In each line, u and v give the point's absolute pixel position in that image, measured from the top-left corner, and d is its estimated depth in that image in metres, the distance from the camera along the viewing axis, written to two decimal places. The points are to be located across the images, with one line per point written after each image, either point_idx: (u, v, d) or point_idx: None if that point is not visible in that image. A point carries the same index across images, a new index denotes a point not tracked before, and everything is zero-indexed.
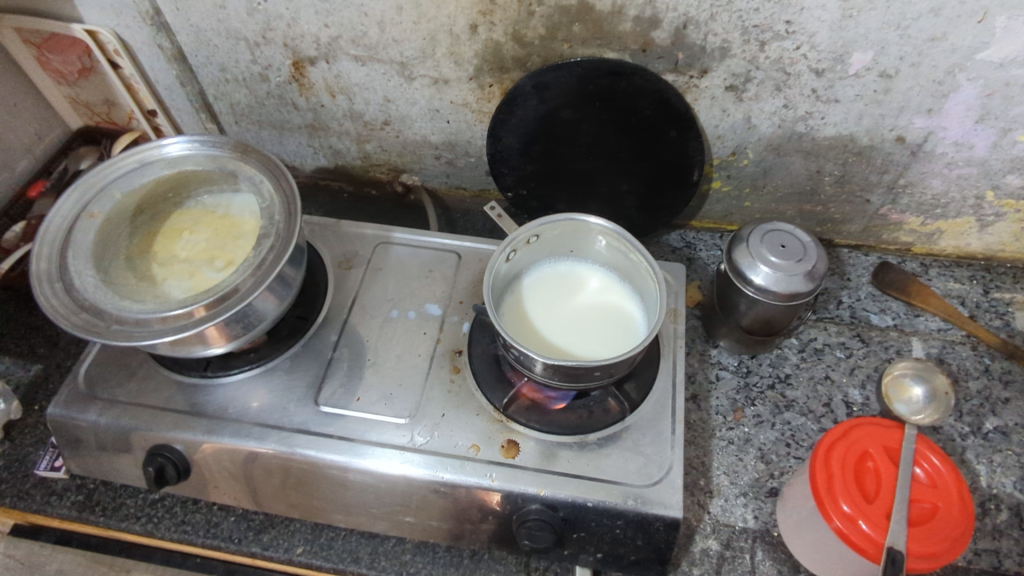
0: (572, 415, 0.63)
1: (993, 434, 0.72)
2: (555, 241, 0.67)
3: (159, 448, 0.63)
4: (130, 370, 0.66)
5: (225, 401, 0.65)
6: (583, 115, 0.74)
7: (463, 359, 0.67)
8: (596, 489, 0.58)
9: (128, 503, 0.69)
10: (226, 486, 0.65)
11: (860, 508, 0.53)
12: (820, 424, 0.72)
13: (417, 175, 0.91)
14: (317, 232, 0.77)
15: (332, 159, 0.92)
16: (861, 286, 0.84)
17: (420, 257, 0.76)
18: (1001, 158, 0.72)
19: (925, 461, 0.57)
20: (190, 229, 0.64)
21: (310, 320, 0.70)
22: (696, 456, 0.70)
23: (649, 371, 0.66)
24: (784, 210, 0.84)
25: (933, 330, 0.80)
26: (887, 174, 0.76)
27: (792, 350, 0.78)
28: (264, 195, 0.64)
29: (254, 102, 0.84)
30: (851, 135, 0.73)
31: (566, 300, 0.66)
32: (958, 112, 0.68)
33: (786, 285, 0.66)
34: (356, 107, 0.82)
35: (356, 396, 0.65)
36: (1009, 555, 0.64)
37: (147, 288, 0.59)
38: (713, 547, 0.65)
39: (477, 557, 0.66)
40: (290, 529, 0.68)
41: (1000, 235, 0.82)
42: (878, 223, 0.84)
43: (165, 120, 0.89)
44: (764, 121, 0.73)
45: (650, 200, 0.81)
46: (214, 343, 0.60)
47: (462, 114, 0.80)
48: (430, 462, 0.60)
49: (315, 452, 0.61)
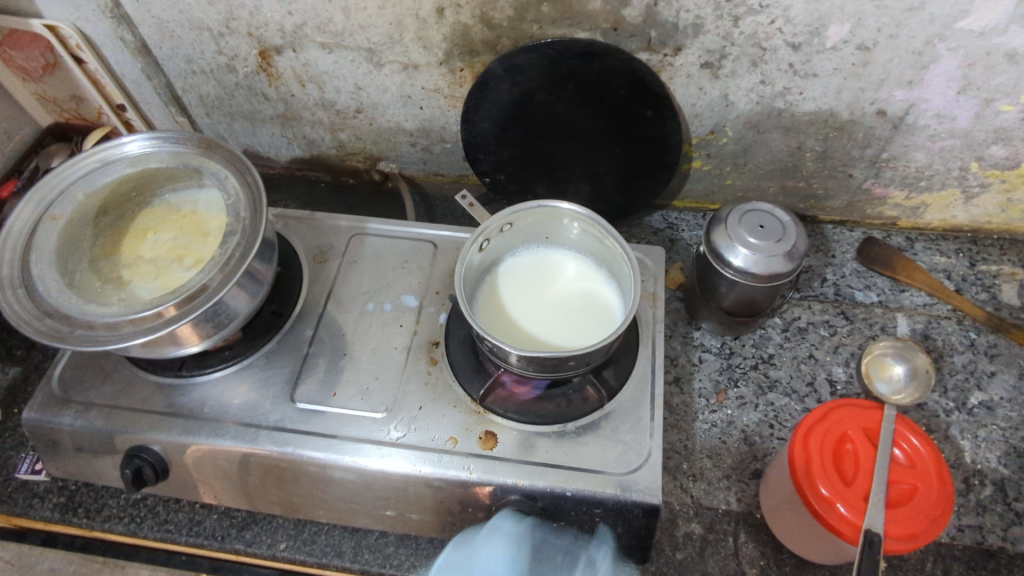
0: (550, 405, 0.62)
1: (978, 409, 0.71)
2: (529, 228, 0.66)
3: (137, 450, 0.62)
4: (105, 373, 0.66)
5: (202, 400, 0.64)
6: (557, 98, 0.72)
7: (440, 351, 0.67)
8: (575, 478, 0.58)
9: (111, 504, 0.69)
10: (209, 486, 0.65)
11: (838, 491, 0.53)
12: (804, 404, 0.72)
13: (394, 163, 0.90)
14: (291, 225, 0.76)
15: (308, 149, 0.91)
16: (846, 263, 0.83)
17: (395, 248, 0.75)
18: (985, 129, 0.70)
19: (904, 442, 0.57)
20: (156, 228, 0.63)
21: (285, 315, 0.69)
22: (678, 440, 0.70)
23: (628, 357, 0.65)
24: (767, 187, 0.83)
25: (918, 305, 0.79)
26: (869, 148, 0.75)
27: (775, 330, 0.77)
28: (230, 191, 0.63)
29: (223, 94, 0.83)
30: (831, 110, 0.71)
31: (542, 288, 0.65)
32: (939, 83, 0.66)
33: (765, 266, 0.65)
34: (327, 96, 0.80)
35: (333, 392, 0.64)
36: (992, 530, 0.64)
37: (114, 290, 0.58)
38: (697, 530, 0.65)
39: None
40: (272, 525, 0.68)
41: (986, 206, 0.80)
42: (862, 199, 0.82)
43: (135, 114, 0.87)
44: (742, 98, 0.71)
45: (630, 181, 0.80)
46: (187, 342, 0.59)
47: (435, 99, 0.78)
48: (409, 455, 0.60)
49: (293, 449, 0.61)
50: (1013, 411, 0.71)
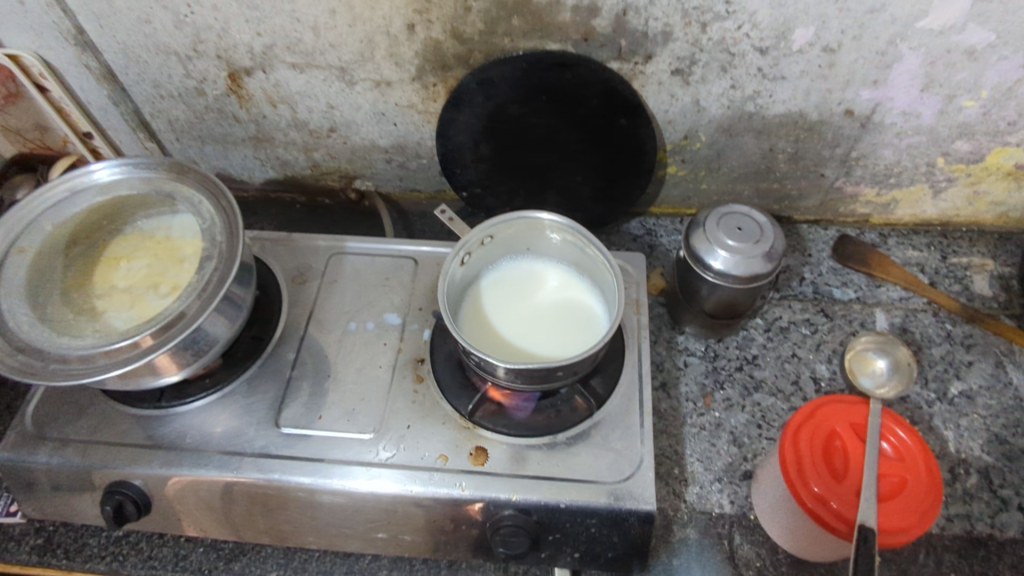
0: (540, 416, 0.62)
1: (958, 399, 0.72)
2: (509, 240, 0.66)
3: (116, 485, 0.61)
4: (80, 407, 0.64)
5: (183, 430, 0.62)
6: (531, 109, 0.72)
7: (426, 368, 0.66)
8: (569, 490, 0.58)
9: (91, 544, 0.67)
10: (194, 519, 0.63)
11: (830, 488, 0.53)
12: (790, 402, 0.72)
13: (370, 181, 0.90)
14: (268, 247, 0.75)
15: (281, 171, 0.90)
16: (822, 261, 0.85)
17: (375, 266, 0.74)
18: (949, 125, 0.72)
19: (891, 435, 0.58)
20: (129, 256, 0.62)
21: (266, 339, 0.68)
22: (669, 445, 0.70)
23: (615, 364, 0.65)
24: (741, 190, 0.84)
25: (895, 299, 0.81)
26: (838, 148, 0.76)
27: (758, 331, 0.78)
28: (204, 215, 0.62)
29: (193, 118, 0.82)
30: (800, 112, 0.72)
31: (526, 300, 0.65)
32: (903, 81, 0.68)
33: (745, 268, 0.65)
34: (299, 116, 0.80)
35: (318, 415, 0.63)
36: (980, 518, 0.65)
37: (88, 321, 0.56)
38: (692, 535, 0.65)
39: (455, 566, 0.65)
40: (262, 555, 0.67)
41: (953, 200, 0.82)
42: (835, 197, 0.84)
43: (103, 141, 0.85)
44: (713, 103, 0.72)
45: (607, 190, 0.80)
46: (164, 371, 0.58)
47: (409, 116, 0.78)
48: (399, 476, 0.59)
49: (280, 475, 0.59)
50: (992, 399, 0.72)
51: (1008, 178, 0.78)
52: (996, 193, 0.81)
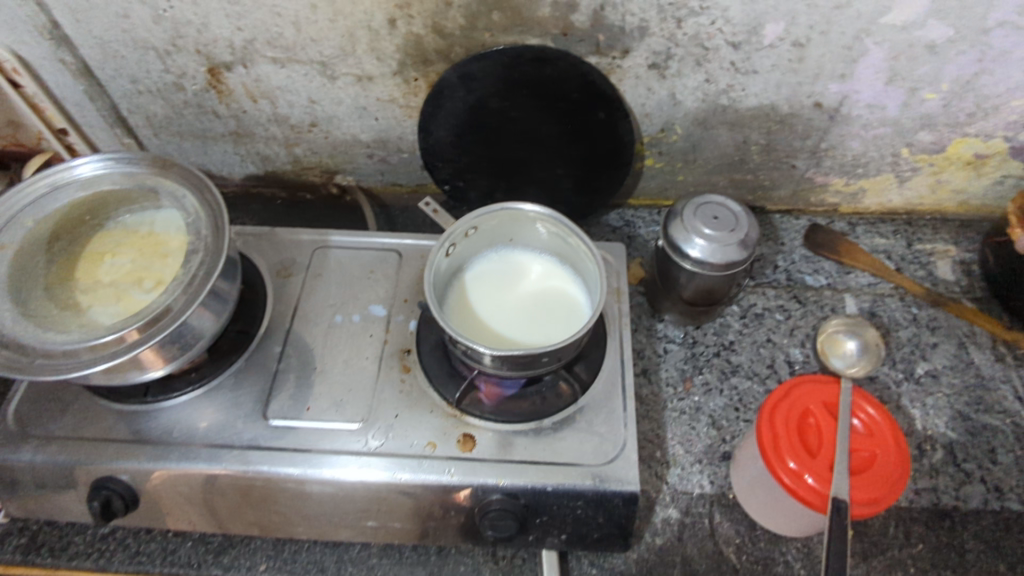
0: (526, 403, 0.63)
1: (924, 378, 0.76)
2: (493, 231, 0.67)
3: (104, 481, 0.60)
4: (64, 404, 0.64)
5: (170, 424, 0.62)
6: (512, 103, 0.74)
7: (412, 358, 0.67)
8: (555, 473, 0.59)
9: (77, 541, 0.67)
10: (182, 513, 0.63)
11: (805, 464, 0.56)
12: (765, 385, 0.75)
13: (352, 175, 0.90)
14: (251, 242, 0.75)
15: (262, 166, 0.90)
16: (795, 249, 0.87)
17: (360, 259, 0.75)
18: (912, 116, 0.75)
19: (860, 413, 0.60)
20: (113, 252, 0.62)
21: (251, 333, 0.68)
22: (650, 429, 0.72)
23: (597, 351, 0.67)
24: (716, 181, 0.86)
25: (864, 285, 0.84)
26: (809, 139, 0.79)
27: (734, 317, 0.81)
28: (188, 209, 0.62)
29: (172, 113, 0.81)
30: (772, 105, 0.75)
31: (510, 289, 0.66)
32: (869, 75, 0.70)
33: (721, 255, 0.67)
34: (280, 111, 0.80)
35: (306, 406, 0.64)
36: (945, 491, 0.68)
37: (73, 317, 0.56)
38: (673, 515, 0.67)
39: (444, 552, 0.67)
40: (251, 547, 0.67)
41: (918, 189, 0.86)
42: (806, 187, 0.87)
43: (78, 138, 0.84)
44: (689, 97, 0.75)
45: (587, 182, 0.82)
46: (151, 366, 0.58)
47: (391, 110, 0.79)
48: (388, 464, 0.60)
49: (269, 466, 0.60)
50: (955, 378, 0.76)
51: (969, 167, 0.82)
52: (958, 181, 0.84)
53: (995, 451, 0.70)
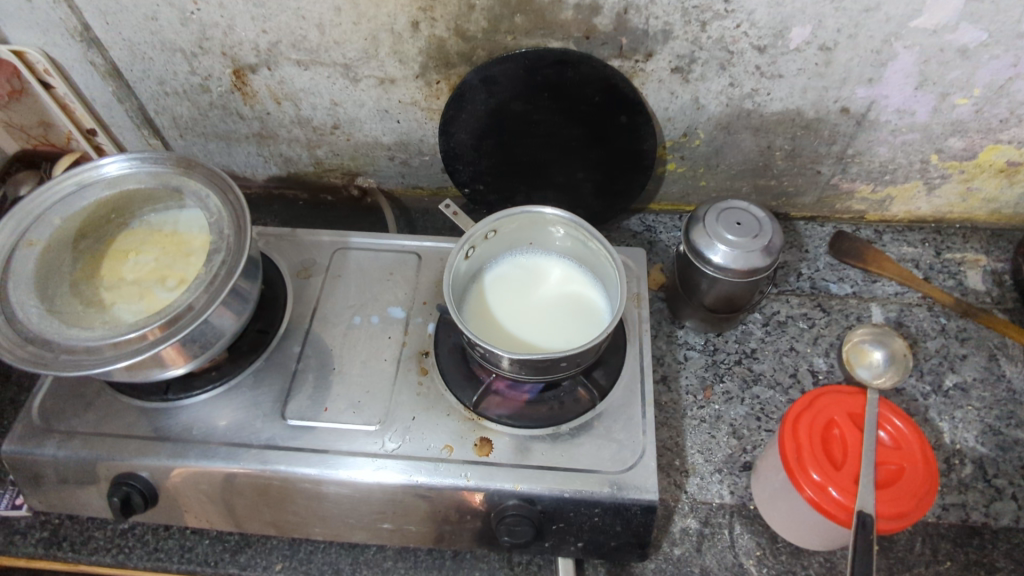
0: (543, 408, 0.63)
1: (953, 391, 0.74)
2: (512, 234, 0.67)
3: (124, 477, 0.61)
4: (87, 400, 0.64)
5: (190, 422, 0.63)
6: (533, 106, 0.73)
7: (430, 361, 0.67)
8: (572, 479, 0.59)
9: (97, 536, 0.68)
10: (200, 511, 0.64)
11: (830, 476, 0.54)
12: (788, 395, 0.74)
13: (373, 178, 0.90)
14: (273, 242, 0.76)
15: (285, 168, 0.90)
16: (819, 257, 0.86)
17: (379, 261, 0.75)
18: (942, 122, 0.73)
19: (888, 424, 0.58)
20: (136, 250, 0.62)
21: (271, 333, 0.68)
22: (669, 437, 0.71)
23: (617, 357, 0.66)
24: (740, 186, 0.85)
25: (890, 294, 0.82)
26: (835, 144, 0.78)
27: (756, 325, 0.79)
28: (212, 209, 0.63)
29: (197, 115, 0.82)
30: (797, 109, 0.74)
31: (529, 293, 0.65)
32: (898, 80, 0.69)
33: (744, 262, 0.66)
34: (303, 113, 0.80)
35: (323, 407, 0.64)
36: (975, 508, 0.66)
37: (96, 314, 0.57)
38: (692, 525, 0.66)
39: (460, 557, 0.66)
40: (267, 546, 0.67)
41: (947, 197, 0.84)
42: (831, 194, 0.85)
43: (106, 138, 0.86)
44: (712, 101, 0.74)
45: (608, 186, 0.81)
46: (172, 364, 0.58)
47: (412, 112, 0.79)
48: (404, 466, 0.59)
49: (287, 466, 0.60)
50: (985, 391, 0.74)
51: (1001, 175, 0.80)
52: (989, 190, 0.82)
53: None
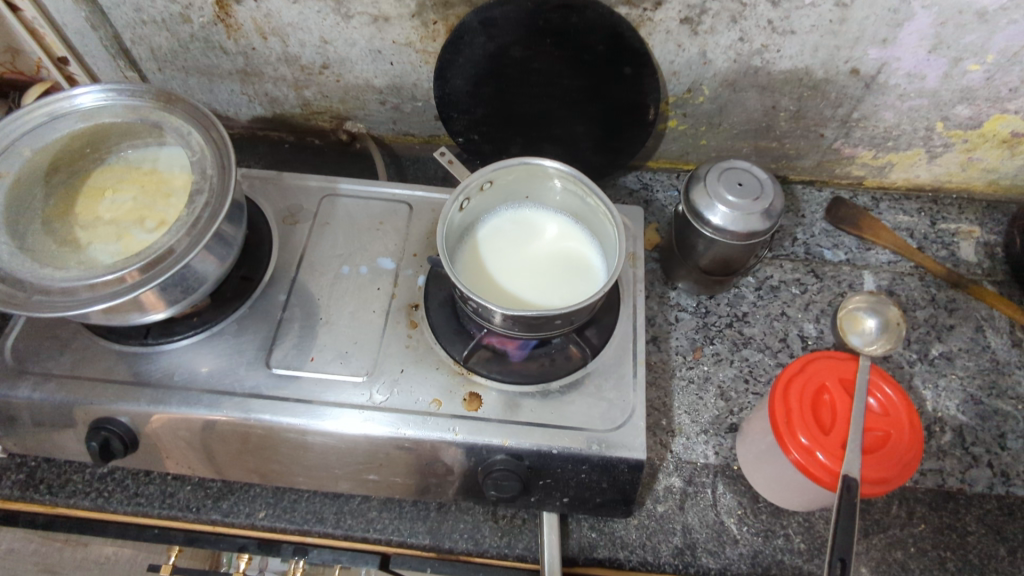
0: (534, 364, 0.62)
1: (938, 360, 0.74)
2: (509, 186, 0.65)
3: (102, 422, 0.59)
4: (63, 342, 0.62)
5: (171, 368, 0.61)
6: (534, 53, 0.70)
7: (420, 314, 0.65)
8: (561, 436, 0.58)
9: (75, 479, 0.67)
10: (181, 458, 0.63)
11: (818, 440, 0.54)
12: (777, 359, 0.74)
13: (362, 122, 0.87)
14: (257, 186, 0.73)
15: (270, 107, 0.87)
16: (815, 222, 0.85)
17: (369, 210, 0.72)
18: (952, 89, 0.72)
19: (877, 391, 0.58)
20: (113, 188, 0.59)
21: (255, 280, 0.66)
22: (657, 397, 0.71)
23: (610, 316, 0.65)
24: (739, 147, 0.84)
25: (883, 262, 0.82)
26: (840, 108, 0.76)
27: (748, 289, 0.79)
28: (194, 147, 0.59)
29: (177, 47, 0.78)
30: (806, 69, 0.71)
31: (523, 248, 0.64)
32: (912, 42, 0.67)
33: (743, 224, 0.65)
34: (291, 50, 0.76)
35: (309, 356, 0.62)
36: (952, 474, 0.67)
37: (71, 254, 0.54)
38: (676, 484, 0.67)
39: (445, 508, 0.66)
40: (250, 494, 0.67)
41: (947, 166, 0.83)
42: (832, 158, 0.84)
43: (78, 67, 0.81)
44: (720, 56, 0.71)
45: (607, 141, 0.79)
46: (152, 309, 0.56)
47: (406, 54, 0.75)
48: (392, 418, 0.59)
49: (271, 415, 0.59)
50: (970, 361, 0.74)
51: (1003, 146, 0.79)
52: (990, 160, 0.81)
53: (1004, 436, 0.70)
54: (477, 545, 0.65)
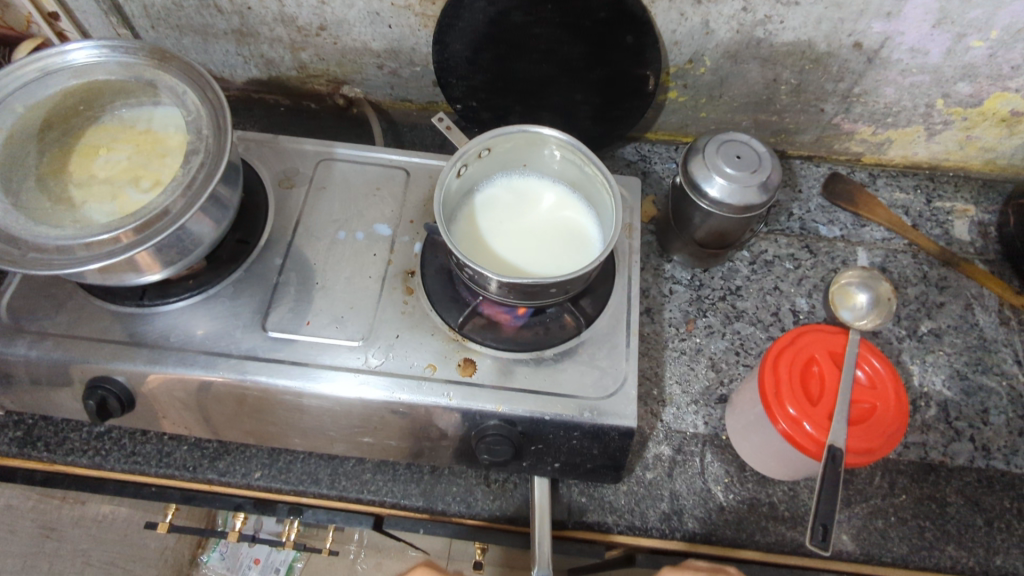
0: (529, 332, 0.63)
1: (927, 336, 0.75)
2: (508, 154, 0.64)
3: (99, 381, 0.60)
4: (58, 302, 0.62)
5: (167, 329, 0.61)
6: (535, 19, 0.69)
7: (416, 280, 0.66)
8: (553, 403, 0.59)
9: (72, 438, 0.68)
10: (178, 417, 0.63)
11: (805, 411, 0.55)
12: (768, 332, 0.75)
13: (359, 87, 0.86)
14: (253, 148, 0.72)
15: (266, 70, 0.85)
16: (811, 198, 0.85)
17: (366, 175, 0.72)
18: (954, 65, 0.71)
19: (866, 364, 0.59)
20: (107, 147, 0.59)
21: (251, 243, 0.66)
22: (649, 367, 0.72)
23: (605, 286, 0.66)
24: (739, 120, 0.83)
25: (878, 239, 0.82)
26: (842, 82, 0.75)
27: (743, 263, 0.79)
28: (189, 107, 0.59)
29: (170, 4, 0.76)
30: (809, 41, 0.71)
31: (521, 216, 0.64)
32: (917, 16, 0.66)
33: (740, 197, 0.65)
34: (287, 10, 0.75)
35: (306, 320, 0.63)
36: (934, 447, 0.69)
37: (66, 212, 0.54)
38: (665, 452, 0.68)
39: (438, 472, 0.68)
40: (246, 455, 0.68)
41: (946, 143, 0.83)
42: (831, 133, 0.84)
43: (70, 24, 0.79)
44: (723, 26, 0.70)
45: (606, 111, 0.78)
46: (148, 270, 0.56)
47: (405, 17, 0.74)
48: (387, 383, 0.59)
49: (267, 377, 0.59)
50: (958, 338, 0.76)
51: (1002, 124, 0.79)
52: (988, 139, 0.81)
53: (987, 411, 0.71)
54: (469, 507, 0.66)
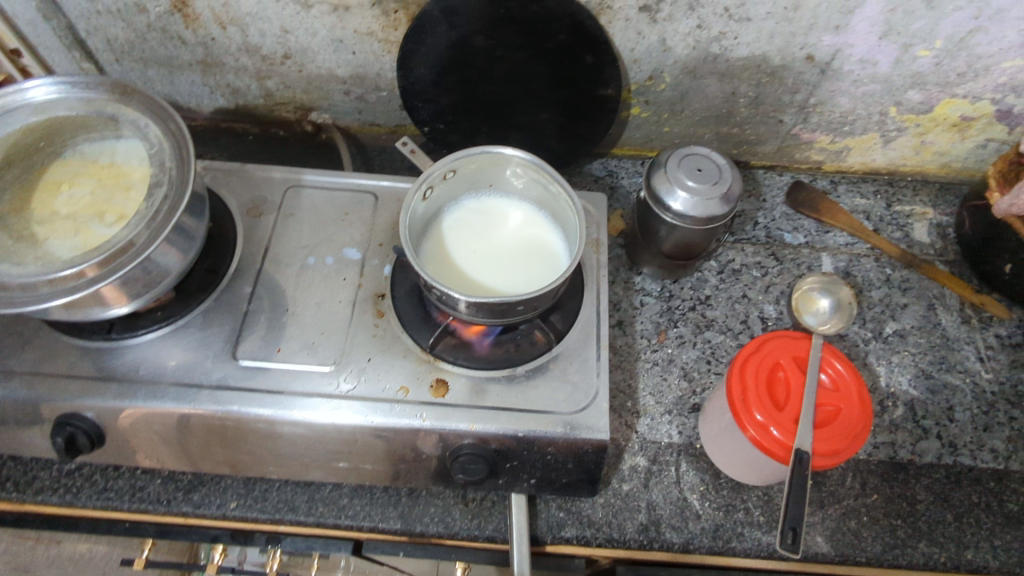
0: (500, 350, 0.63)
1: (892, 338, 0.77)
2: (473, 175, 0.65)
3: (68, 417, 0.59)
4: (23, 339, 0.62)
5: (136, 362, 0.61)
6: (496, 42, 0.71)
7: (386, 303, 0.66)
8: (526, 420, 0.59)
9: (43, 476, 0.67)
10: (150, 451, 0.63)
11: (772, 417, 0.56)
12: (738, 340, 0.76)
13: (327, 113, 0.87)
14: (221, 178, 0.73)
15: (233, 99, 0.86)
16: (776, 206, 0.87)
17: (334, 200, 0.72)
18: (903, 74, 0.74)
19: (829, 368, 0.61)
20: (70, 182, 0.59)
21: (220, 272, 0.66)
22: (623, 379, 0.73)
23: (574, 301, 0.67)
24: (701, 133, 0.85)
25: (841, 244, 0.84)
26: (798, 94, 0.78)
27: (711, 273, 0.81)
28: (152, 139, 0.59)
29: (134, 37, 0.76)
30: (763, 55, 0.73)
31: (488, 236, 0.65)
32: (863, 28, 0.68)
33: (703, 209, 0.66)
34: (251, 40, 0.76)
35: (277, 347, 0.62)
36: (903, 446, 0.70)
37: (28, 249, 0.54)
38: (641, 463, 0.69)
39: (415, 494, 0.68)
40: (221, 485, 0.67)
41: (902, 149, 0.86)
42: (791, 143, 0.86)
43: (32, 59, 0.79)
44: (679, 43, 0.72)
45: (571, 129, 0.79)
46: (114, 303, 0.56)
47: (368, 44, 0.75)
48: (360, 406, 0.59)
49: (239, 406, 0.59)
50: (922, 338, 0.77)
51: (954, 129, 0.81)
52: (942, 143, 0.84)
53: (953, 409, 0.73)
54: (448, 527, 0.66)
